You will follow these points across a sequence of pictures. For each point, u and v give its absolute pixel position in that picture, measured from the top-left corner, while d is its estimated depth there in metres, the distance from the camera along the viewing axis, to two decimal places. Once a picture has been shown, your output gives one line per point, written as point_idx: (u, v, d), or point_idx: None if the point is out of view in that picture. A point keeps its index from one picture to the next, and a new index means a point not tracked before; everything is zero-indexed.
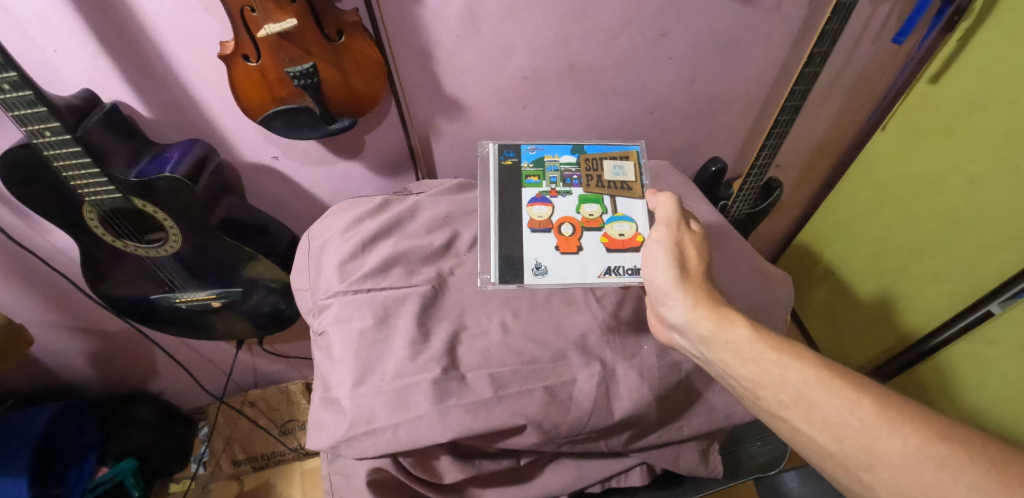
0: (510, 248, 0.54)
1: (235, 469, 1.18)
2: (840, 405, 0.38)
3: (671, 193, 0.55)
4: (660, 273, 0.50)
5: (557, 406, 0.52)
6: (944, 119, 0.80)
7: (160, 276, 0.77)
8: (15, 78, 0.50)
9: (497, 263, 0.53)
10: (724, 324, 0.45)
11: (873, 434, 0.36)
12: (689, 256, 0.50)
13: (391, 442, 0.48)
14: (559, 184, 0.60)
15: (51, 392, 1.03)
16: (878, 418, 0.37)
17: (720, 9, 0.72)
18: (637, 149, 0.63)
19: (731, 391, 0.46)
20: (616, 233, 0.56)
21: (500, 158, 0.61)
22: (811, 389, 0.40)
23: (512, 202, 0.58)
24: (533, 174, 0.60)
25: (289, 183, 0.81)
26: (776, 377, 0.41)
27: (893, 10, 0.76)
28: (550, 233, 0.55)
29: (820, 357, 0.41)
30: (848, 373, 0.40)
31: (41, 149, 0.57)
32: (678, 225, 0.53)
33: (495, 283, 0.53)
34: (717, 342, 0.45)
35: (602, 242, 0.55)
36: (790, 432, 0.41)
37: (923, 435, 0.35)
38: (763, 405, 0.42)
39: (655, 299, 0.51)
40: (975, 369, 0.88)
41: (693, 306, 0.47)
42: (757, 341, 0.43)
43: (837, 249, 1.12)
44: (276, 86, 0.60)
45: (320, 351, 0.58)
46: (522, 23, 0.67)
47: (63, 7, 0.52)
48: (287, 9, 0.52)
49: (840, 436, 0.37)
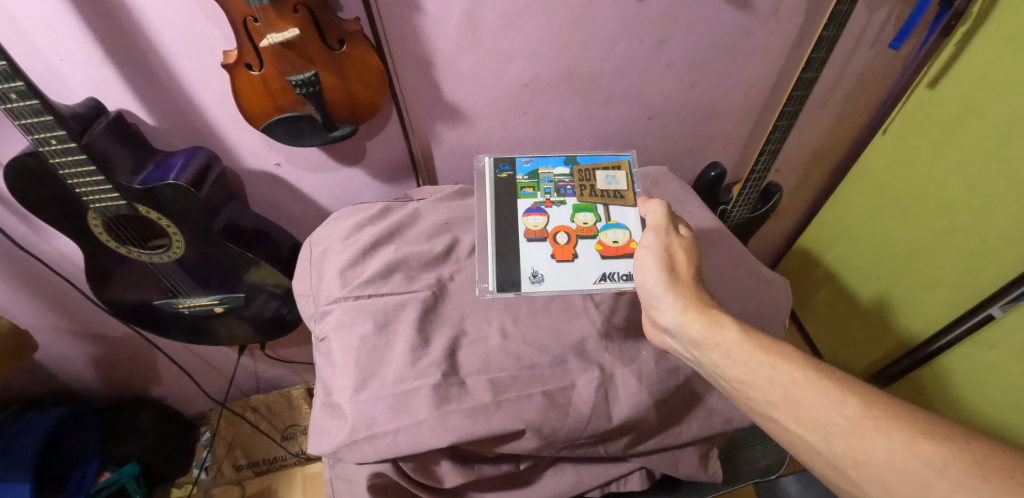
0: (507, 256, 0.55)
1: (237, 475, 1.18)
2: (827, 404, 0.38)
3: (661, 200, 0.56)
4: (651, 276, 0.50)
5: (556, 410, 0.52)
6: (942, 122, 0.81)
7: (163, 282, 0.78)
8: (23, 87, 0.50)
9: (494, 271, 0.54)
10: (714, 326, 0.45)
11: (860, 433, 0.36)
12: (678, 260, 0.51)
13: (391, 446, 0.48)
14: (553, 194, 0.60)
15: (54, 397, 1.04)
16: (865, 417, 0.37)
17: (718, 16, 0.72)
18: (628, 159, 0.64)
19: (723, 393, 0.46)
20: (610, 240, 0.56)
21: (496, 171, 0.62)
22: (800, 389, 0.40)
23: (508, 213, 0.58)
24: (528, 186, 0.61)
25: (291, 189, 0.82)
26: (765, 378, 0.41)
27: (891, 14, 0.76)
28: (546, 242, 0.56)
29: (809, 357, 0.42)
30: (837, 373, 0.40)
31: (47, 156, 0.58)
32: (667, 230, 0.53)
33: (492, 292, 0.53)
34: (707, 344, 0.45)
35: (597, 249, 0.56)
36: (780, 432, 0.41)
37: (909, 432, 0.35)
38: (754, 406, 0.43)
39: (647, 302, 0.51)
40: (978, 373, 0.87)
41: (683, 308, 0.47)
42: (747, 343, 0.44)
43: (837, 253, 1.12)
44: (278, 94, 0.61)
45: (321, 356, 0.58)
46: (522, 31, 0.68)
47: (70, 18, 0.53)
48: (288, 19, 0.53)
49: (828, 435, 0.38)
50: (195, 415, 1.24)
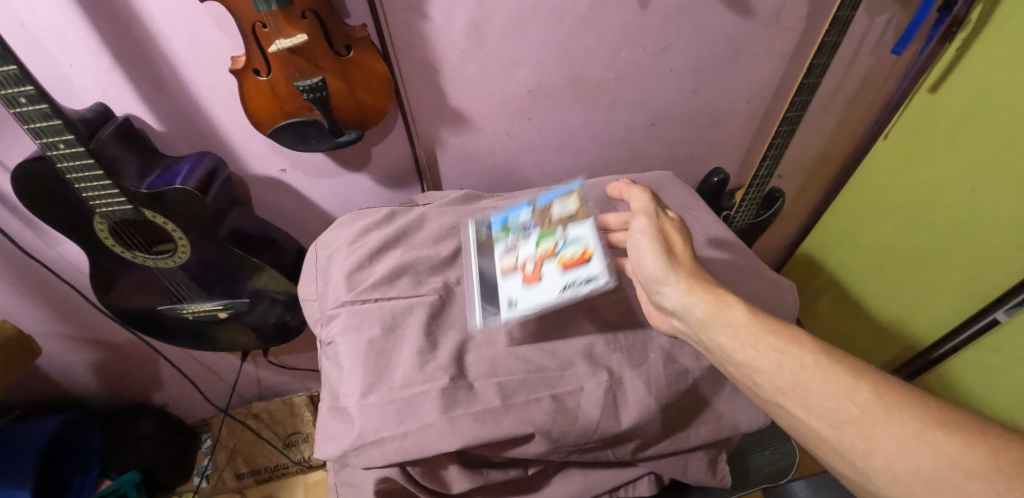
0: (489, 296, 0.59)
1: (238, 483, 1.16)
2: (837, 391, 0.38)
3: (643, 186, 0.57)
4: (650, 260, 0.50)
5: (564, 415, 0.51)
6: (943, 126, 0.81)
7: (168, 287, 0.78)
8: (32, 92, 0.51)
9: (479, 310, 0.58)
10: (721, 307, 0.45)
11: (871, 421, 0.36)
12: (674, 242, 0.52)
13: (399, 450, 0.48)
14: (520, 233, 0.62)
15: (55, 403, 1.03)
16: (876, 404, 0.37)
17: (720, 22, 0.73)
18: (578, 185, 0.67)
19: (731, 378, 0.46)
20: (570, 254, 0.57)
21: (476, 233, 0.66)
22: (808, 375, 0.40)
23: (488, 264, 0.62)
24: (499, 231, 0.65)
25: (295, 195, 0.82)
26: (773, 363, 0.41)
27: (891, 20, 0.77)
28: (517, 274, 0.57)
29: (818, 342, 0.41)
30: (845, 359, 0.40)
31: (55, 161, 0.58)
32: (657, 214, 0.54)
33: (479, 327, 0.57)
34: (715, 325, 0.45)
35: (559, 265, 0.56)
36: (787, 418, 0.41)
37: (921, 421, 0.35)
38: (762, 391, 0.42)
39: (651, 289, 0.51)
40: (987, 376, 0.87)
41: (688, 290, 0.47)
42: (754, 324, 0.44)
43: (840, 259, 1.11)
44: (286, 100, 0.61)
45: (328, 360, 0.57)
46: (527, 39, 0.69)
47: (79, 22, 0.54)
48: (298, 25, 0.54)
49: (837, 423, 0.37)
50: (196, 422, 1.23)
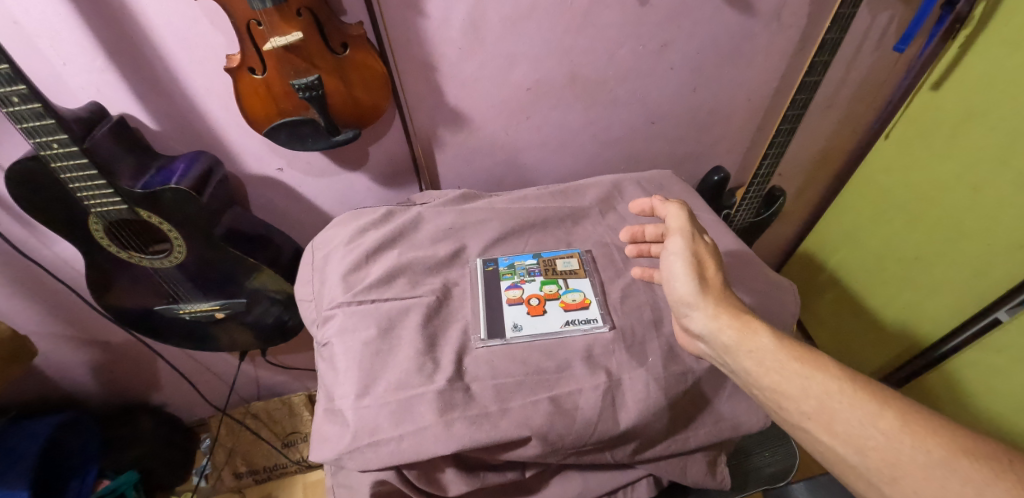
0: (493, 312, 0.60)
1: (237, 483, 1.16)
2: (863, 418, 0.38)
3: (681, 201, 0.54)
4: (681, 284, 0.49)
5: (562, 417, 0.51)
6: (947, 128, 0.81)
7: (164, 287, 0.77)
8: (25, 91, 0.51)
9: (484, 322, 0.59)
10: (747, 334, 0.45)
11: (896, 447, 0.36)
12: (707, 265, 0.49)
13: (394, 453, 0.47)
14: (525, 274, 0.65)
15: (52, 403, 1.03)
16: (902, 432, 0.36)
17: (720, 19, 0.73)
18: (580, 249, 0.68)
19: (756, 401, 0.46)
20: (571, 298, 0.62)
21: (483, 266, 0.66)
22: (834, 400, 0.39)
23: (494, 291, 0.62)
24: (504, 268, 0.66)
25: (291, 193, 0.82)
26: (799, 387, 0.41)
27: (893, 19, 0.77)
28: (522, 304, 0.62)
29: (842, 366, 0.41)
30: (869, 384, 0.40)
31: (48, 160, 0.57)
32: (693, 235, 0.51)
33: (483, 341, 0.56)
34: (740, 350, 0.45)
35: (561, 305, 0.61)
36: (812, 441, 0.41)
37: (946, 449, 0.35)
38: (787, 415, 0.42)
39: (677, 310, 0.50)
40: (988, 378, 0.86)
41: (715, 315, 0.46)
42: (780, 351, 0.43)
43: (842, 258, 1.11)
44: (281, 98, 0.61)
45: (325, 361, 0.57)
46: (525, 37, 0.69)
47: (71, 19, 0.53)
48: (292, 23, 0.53)
49: (862, 448, 0.37)
50: (194, 422, 1.22)
